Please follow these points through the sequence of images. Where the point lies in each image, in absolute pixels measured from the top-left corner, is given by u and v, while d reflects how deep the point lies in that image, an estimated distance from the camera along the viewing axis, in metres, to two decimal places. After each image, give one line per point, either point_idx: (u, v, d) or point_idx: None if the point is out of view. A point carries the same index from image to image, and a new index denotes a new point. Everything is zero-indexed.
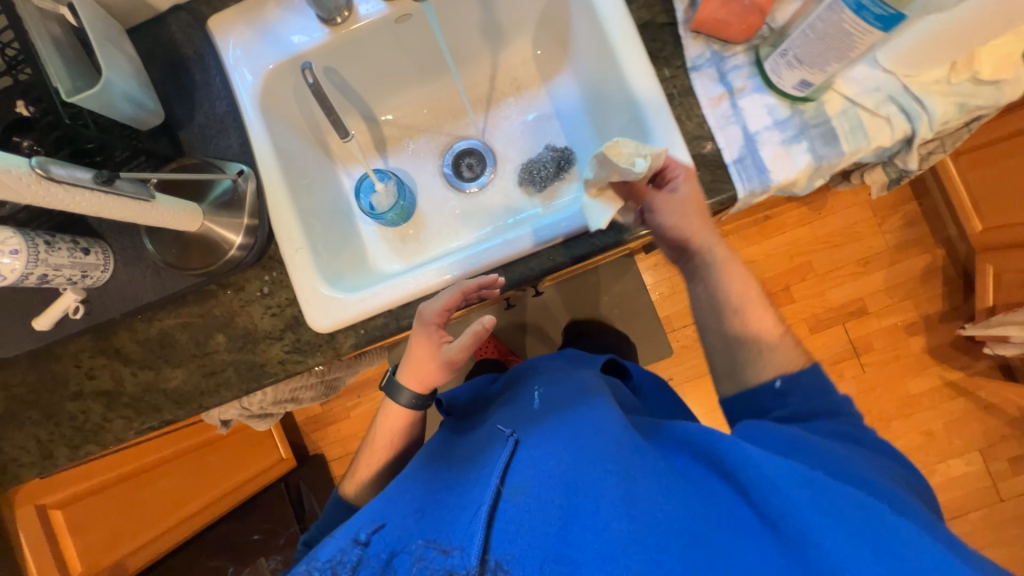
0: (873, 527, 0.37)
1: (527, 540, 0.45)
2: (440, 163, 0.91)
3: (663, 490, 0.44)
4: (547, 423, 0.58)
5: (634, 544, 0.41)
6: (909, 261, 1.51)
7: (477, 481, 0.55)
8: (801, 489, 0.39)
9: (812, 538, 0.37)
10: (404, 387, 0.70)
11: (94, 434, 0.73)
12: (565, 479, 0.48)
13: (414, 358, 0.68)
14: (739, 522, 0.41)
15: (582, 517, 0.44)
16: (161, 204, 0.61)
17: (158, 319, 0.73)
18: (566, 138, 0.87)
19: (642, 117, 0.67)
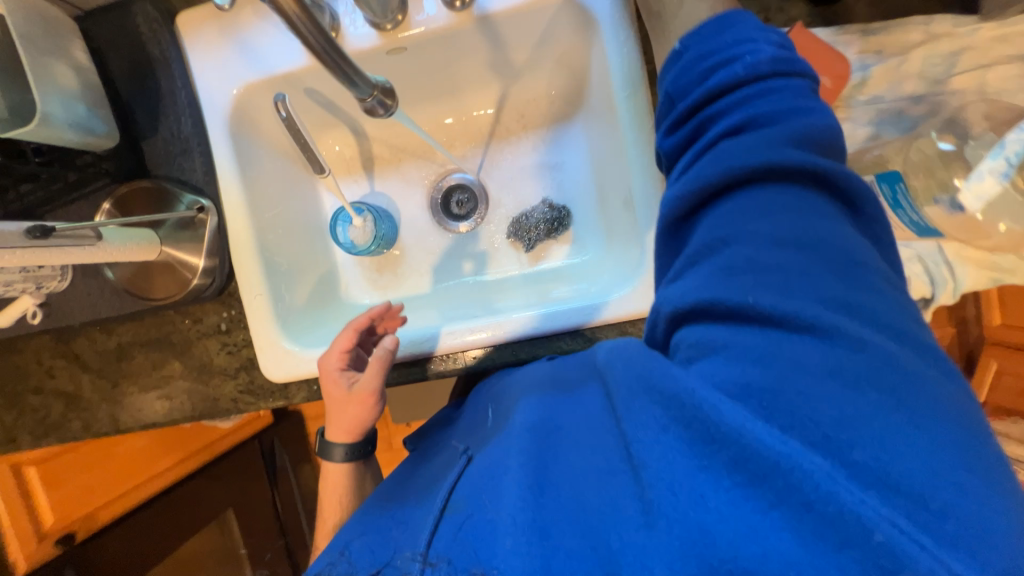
0: (732, 451, 0.31)
1: (450, 535, 0.39)
2: (430, 193, 0.83)
3: (568, 473, 0.39)
4: (496, 427, 0.52)
5: (537, 531, 0.36)
6: None
7: (426, 495, 0.48)
8: (656, 425, 0.35)
9: (657, 471, 0.34)
10: (337, 444, 0.65)
11: (54, 429, 0.75)
12: (485, 474, 0.42)
13: (335, 409, 0.63)
14: (615, 466, 0.38)
15: (487, 504, 0.39)
16: (110, 243, 0.58)
17: (117, 334, 0.72)
18: (567, 195, 0.79)
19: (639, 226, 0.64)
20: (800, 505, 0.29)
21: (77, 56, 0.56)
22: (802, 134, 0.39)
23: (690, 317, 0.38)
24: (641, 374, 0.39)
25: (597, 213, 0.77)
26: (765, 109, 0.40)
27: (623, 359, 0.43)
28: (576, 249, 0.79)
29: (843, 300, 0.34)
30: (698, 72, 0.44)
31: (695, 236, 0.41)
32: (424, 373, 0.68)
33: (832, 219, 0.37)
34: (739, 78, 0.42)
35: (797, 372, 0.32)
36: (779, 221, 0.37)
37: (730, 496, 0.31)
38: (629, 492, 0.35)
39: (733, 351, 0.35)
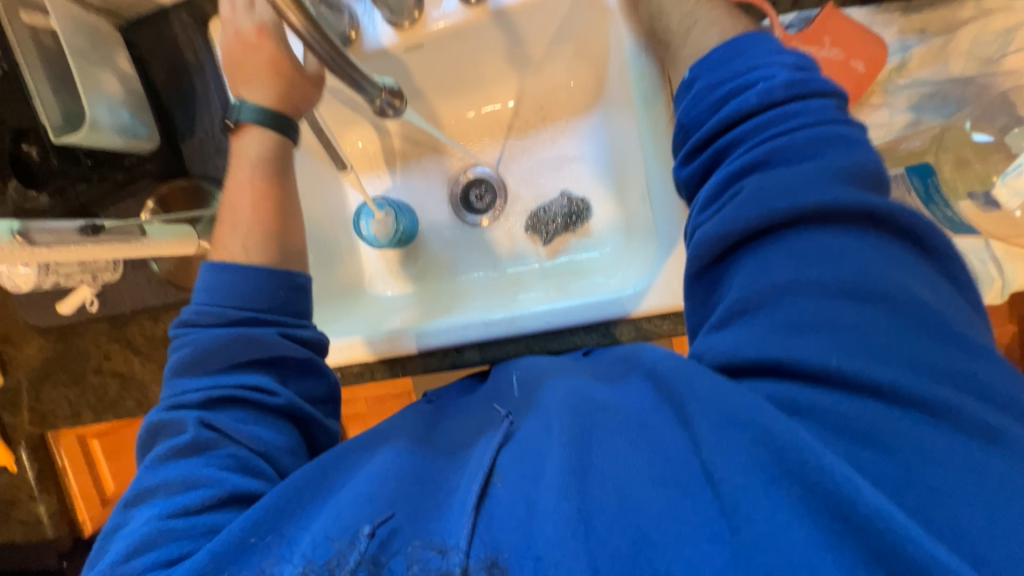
0: (819, 498, 0.34)
1: (493, 529, 0.41)
2: (449, 187, 0.85)
3: (623, 470, 0.41)
4: (535, 391, 0.53)
5: (582, 524, 0.38)
6: None
7: (463, 461, 0.49)
8: (758, 469, 0.36)
9: (747, 511, 0.35)
10: (245, 100, 0.59)
11: (112, 406, 0.83)
12: (534, 463, 0.44)
13: (241, 54, 0.57)
14: (681, 478, 0.39)
15: (539, 500, 0.41)
16: (154, 238, 0.62)
17: (162, 321, 0.78)
18: (585, 188, 0.79)
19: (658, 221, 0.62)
20: (885, 562, 0.31)
21: (121, 64, 0.60)
22: (854, 170, 0.40)
23: (746, 353, 0.41)
24: (728, 405, 0.39)
25: (616, 206, 0.76)
26: (798, 135, 0.42)
27: (686, 365, 0.45)
28: (594, 243, 0.78)
29: (914, 360, 0.37)
30: (707, 104, 0.47)
31: (741, 265, 0.43)
32: (438, 366, 0.68)
33: (899, 253, 0.39)
34: (753, 106, 0.44)
35: (879, 434, 0.35)
36: (835, 270, 0.39)
37: (817, 540, 0.33)
38: (705, 514, 0.37)
39: (792, 406, 0.38)
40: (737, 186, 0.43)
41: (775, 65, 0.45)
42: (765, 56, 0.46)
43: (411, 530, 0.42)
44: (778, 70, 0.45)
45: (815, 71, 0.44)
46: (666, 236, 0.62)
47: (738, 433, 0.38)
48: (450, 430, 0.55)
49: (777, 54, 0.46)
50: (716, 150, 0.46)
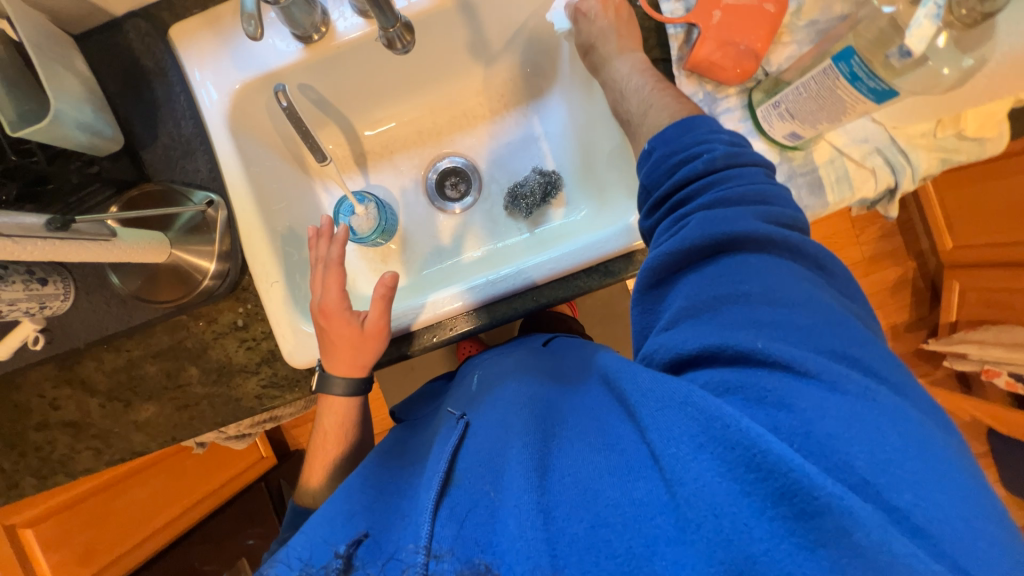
0: (743, 454, 0.34)
1: (454, 530, 0.41)
2: (424, 178, 0.87)
3: (578, 464, 0.43)
4: (491, 398, 0.58)
5: (541, 514, 0.39)
6: (881, 272, 1.56)
7: (419, 479, 0.50)
8: (690, 438, 0.37)
9: (681, 475, 0.36)
10: (336, 380, 0.65)
11: (62, 465, 0.71)
12: (495, 462, 0.46)
13: (343, 350, 0.64)
14: (631, 462, 0.40)
15: (500, 490, 0.43)
16: (124, 241, 0.58)
17: (126, 349, 0.70)
18: (554, 162, 0.85)
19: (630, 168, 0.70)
20: (795, 500, 0.32)
21: (78, 68, 0.58)
22: (754, 203, 0.48)
23: (685, 338, 0.45)
24: (666, 390, 0.41)
25: (582, 176, 0.83)
26: (732, 192, 0.48)
27: (625, 367, 0.49)
28: (569, 211, 0.83)
29: (827, 343, 0.40)
30: (664, 170, 0.53)
31: (683, 284, 0.48)
32: (452, 337, 0.69)
33: (787, 263, 0.46)
34: (701, 171, 0.51)
35: (781, 397, 0.37)
36: (762, 282, 0.44)
37: (736, 492, 0.34)
38: (655, 491, 0.37)
39: (723, 381, 0.41)
40: (686, 216, 0.50)
41: (715, 139, 0.52)
42: (707, 134, 0.53)
43: (374, 542, 0.45)
44: (718, 144, 0.52)
45: (747, 147, 0.51)
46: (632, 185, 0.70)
47: (673, 410, 0.39)
48: (421, 436, 0.65)
49: (716, 133, 0.53)
50: (674, 205, 0.52)
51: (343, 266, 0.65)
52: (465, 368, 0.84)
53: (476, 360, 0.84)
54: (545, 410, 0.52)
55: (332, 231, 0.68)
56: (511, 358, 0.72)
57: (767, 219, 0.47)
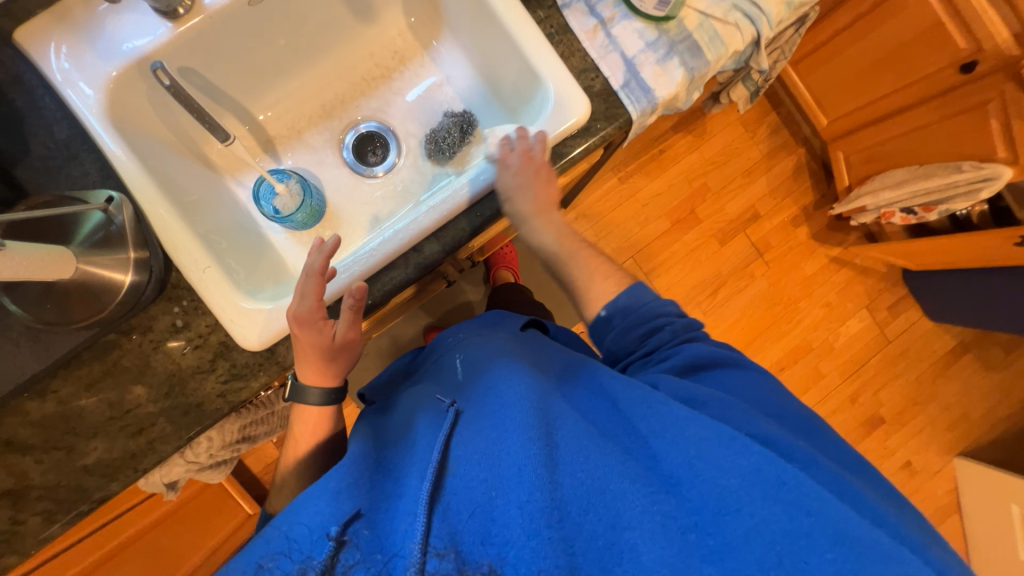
0: (800, 497, 0.40)
1: (450, 525, 0.41)
2: (340, 151, 0.86)
3: (598, 466, 0.44)
4: (483, 387, 0.56)
5: (555, 513, 0.40)
6: (780, 163, 1.73)
7: (405, 467, 0.48)
8: (740, 470, 0.42)
9: (737, 506, 0.40)
10: (311, 390, 0.64)
11: (6, 545, 0.61)
12: (494, 450, 0.45)
13: (315, 360, 0.63)
14: (657, 478, 0.44)
15: (501, 488, 0.42)
16: (17, 252, 0.51)
17: (54, 391, 0.62)
18: (463, 103, 0.87)
19: (545, 83, 0.69)
20: (854, 543, 0.38)
21: None
22: (713, 347, 0.61)
23: (700, 398, 0.53)
24: (710, 428, 0.46)
25: (492, 109, 0.84)
26: (694, 344, 0.62)
27: (644, 397, 0.52)
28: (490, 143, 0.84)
29: (809, 429, 0.53)
30: (637, 334, 0.64)
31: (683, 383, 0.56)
32: (409, 275, 0.68)
33: (754, 376, 0.58)
34: (668, 337, 0.63)
35: (796, 451, 0.46)
36: (747, 397, 0.55)
37: (794, 531, 0.38)
38: (682, 506, 0.41)
39: (756, 432, 0.47)
40: (677, 350, 0.61)
41: (670, 312, 0.65)
42: (660, 306, 0.65)
43: (367, 530, 0.42)
44: (673, 315, 0.65)
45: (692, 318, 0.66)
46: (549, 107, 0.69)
47: (722, 447, 0.44)
48: (396, 419, 0.62)
49: (666, 305, 0.66)
50: (646, 358, 0.63)
51: (324, 278, 0.61)
52: (437, 350, 0.81)
53: (446, 334, 0.84)
54: (542, 395, 0.52)
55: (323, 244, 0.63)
56: (495, 341, 0.70)
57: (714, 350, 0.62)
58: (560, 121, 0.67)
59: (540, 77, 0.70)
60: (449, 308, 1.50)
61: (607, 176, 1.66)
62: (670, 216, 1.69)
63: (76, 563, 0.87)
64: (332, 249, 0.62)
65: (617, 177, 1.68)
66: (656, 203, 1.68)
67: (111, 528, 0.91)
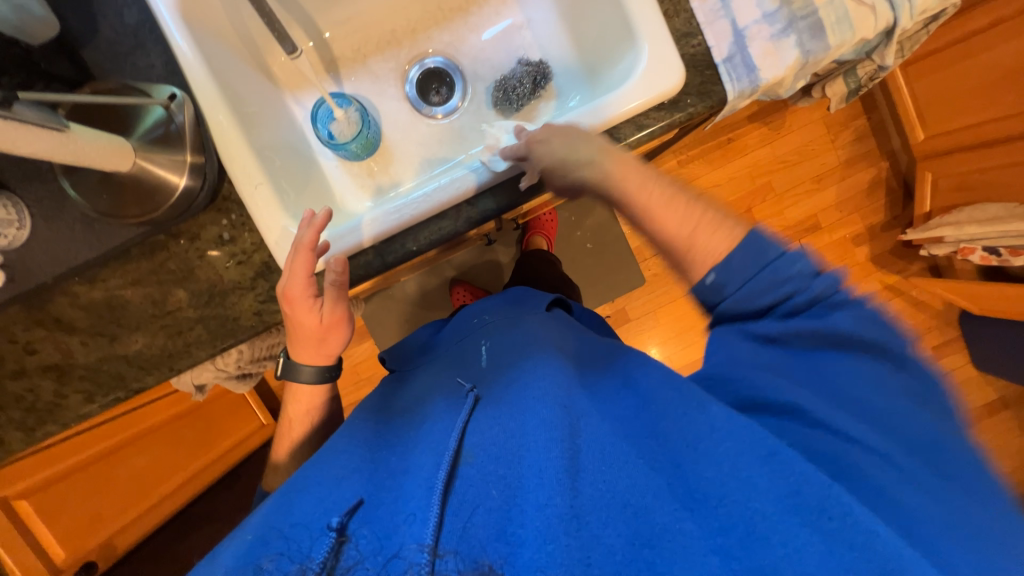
0: (842, 530, 0.36)
1: (462, 522, 0.41)
2: (402, 85, 0.81)
3: (619, 476, 0.42)
4: (506, 376, 0.56)
5: (574, 521, 0.39)
6: (856, 175, 1.60)
7: (415, 450, 0.51)
8: (774, 498, 0.38)
9: (767, 535, 0.37)
10: (303, 367, 0.64)
11: (48, 413, 0.65)
12: (514, 451, 0.46)
13: (308, 342, 0.62)
14: (683, 491, 0.41)
15: (517, 491, 0.43)
16: (80, 137, 0.51)
17: (103, 281, 0.64)
18: (541, 52, 0.80)
19: (638, 44, 0.63)
20: None
21: None
22: (862, 315, 0.46)
23: (766, 389, 0.45)
24: (750, 437, 0.41)
25: (571, 64, 0.78)
26: (833, 309, 0.46)
27: (675, 397, 0.47)
28: (562, 101, 0.78)
29: (925, 438, 0.43)
30: (762, 300, 0.48)
31: (782, 376, 0.46)
32: (458, 229, 0.65)
33: (883, 366, 0.46)
34: (802, 304, 0.47)
35: (871, 477, 0.40)
36: (866, 390, 0.45)
37: (834, 566, 0.35)
38: (705, 526, 0.38)
39: (810, 448, 0.41)
40: (816, 316, 0.47)
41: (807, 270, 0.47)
42: (789, 261, 0.47)
43: (369, 514, 0.45)
44: (808, 274, 0.47)
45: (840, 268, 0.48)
46: (634, 73, 0.63)
47: (760, 465, 0.40)
48: (407, 394, 0.64)
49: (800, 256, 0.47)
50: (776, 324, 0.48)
51: (313, 253, 0.58)
52: (462, 325, 0.79)
53: (475, 309, 0.82)
54: (568, 389, 0.51)
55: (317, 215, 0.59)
56: (528, 323, 0.67)
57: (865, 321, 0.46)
58: (647, 90, 0.61)
59: (635, 36, 0.63)
60: (478, 266, 1.49)
61: (666, 157, 1.56)
62: None
63: (106, 441, 0.92)
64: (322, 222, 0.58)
65: (676, 160, 1.57)
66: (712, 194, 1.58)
67: (127, 419, 0.94)
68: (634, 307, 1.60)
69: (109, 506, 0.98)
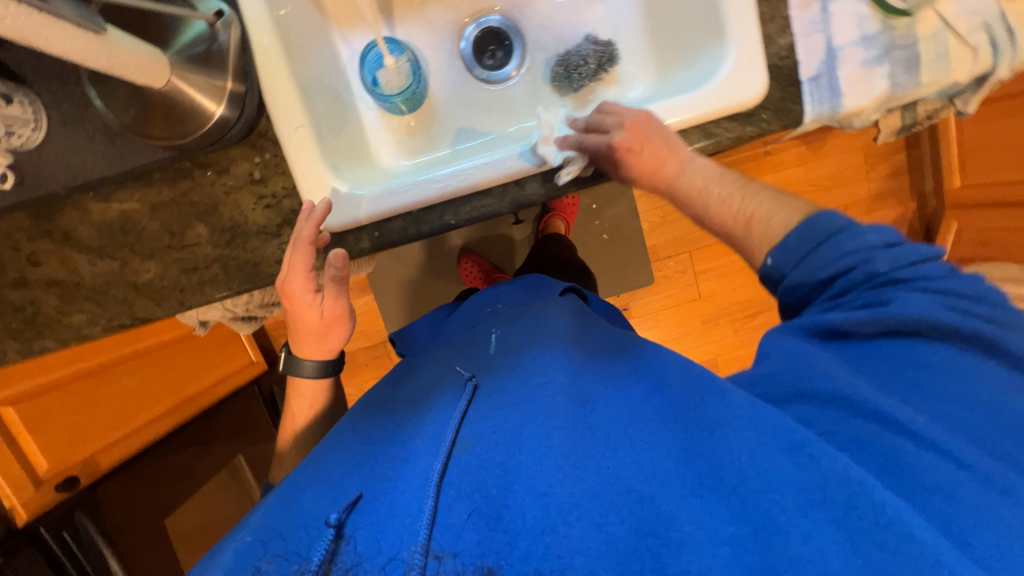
0: (871, 527, 0.36)
1: (461, 514, 0.38)
2: (458, 42, 0.76)
3: (626, 462, 0.41)
4: (507, 366, 0.54)
5: (574, 510, 0.38)
6: (881, 211, 1.57)
7: (413, 435, 0.48)
8: (795, 492, 0.38)
9: (786, 528, 0.36)
10: (305, 362, 0.63)
11: (48, 329, 0.62)
12: (512, 434, 0.44)
13: (309, 335, 0.61)
14: (697, 480, 0.40)
15: (514, 477, 0.41)
16: (117, 42, 0.46)
17: (119, 200, 0.60)
18: (613, 30, 0.74)
19: (726, 44, 0.59)
20: None
21: None
22: (928, 286, 0.45)
23: (812, 372, 0.45)
24: (776, 431, 0.41)
25: (641, 51, 0.73)
26: (896, 286, 0.46)
27: (695, 400, 0.47)
28: (625, 88, 0.74)
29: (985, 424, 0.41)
30: (817, 281, 0.49)
31: (849, 361, 0.46)
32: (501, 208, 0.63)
33: (953, 348, 0.44)
34: (865, 280, 0.47)
35: (917, 470, 0.38)
36: (927, 368, 0.43)
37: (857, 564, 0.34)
38: (715, 514, 0.38)
39: (837, 434, 0.42)
40: (882, 299, 0.45)
41: (868, 244, 0.47)
42: (850, 240, 0.47)
43: (366, 513, 0.41)
44: (873, 248, 0.47)
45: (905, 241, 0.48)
46: (714, 76, 0.59)
47: (783, 456, 0.40)
48: (409, 386, 0.60)
49: (862, 234, 0.48)
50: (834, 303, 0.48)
51: (312, 248, 0.56)
52: (472, 313, 0.76)
53: (484, 297, 0.79)
54: (574, 379, 0.50)
55: (318, 207, 0.57)
56: (549, 311, 0.64)
57: (943, 303, 0.45)
58: (726, 96, 0.58)
59: (724, 34, 0.59)
60: (490, 240, 1.45)
61: None
62: None
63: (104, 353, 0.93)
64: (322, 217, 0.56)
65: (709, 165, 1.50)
66: None
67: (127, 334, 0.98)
68: (638, 305, 1.59)
69: (101, 423, 0.92)
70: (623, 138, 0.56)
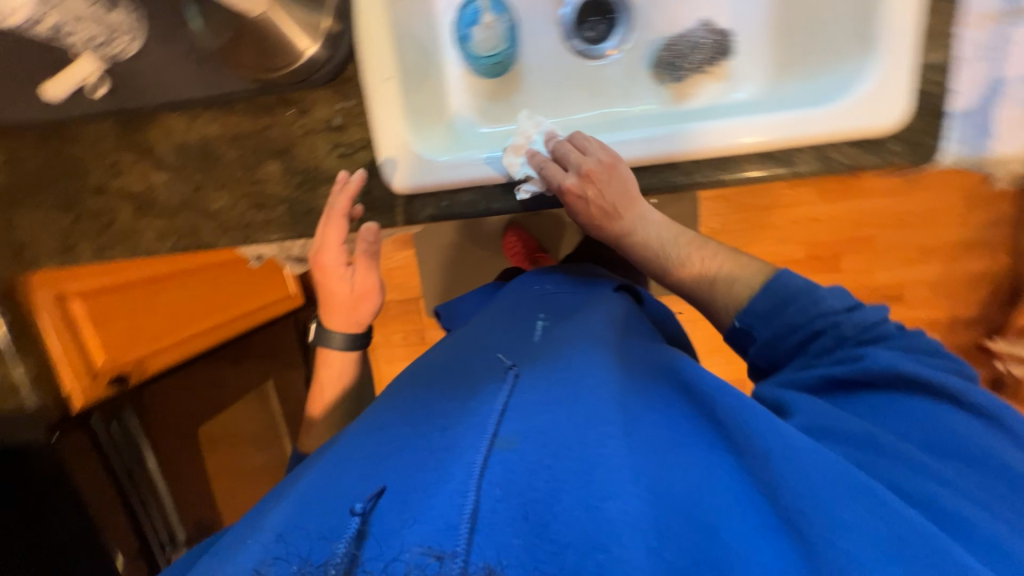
0: None
1: (505, 514, 0.34)
2: (558, 5, 0.69)
3: (679, 485, 0.37)
4: (552, 360, 0.51)
5: (631, 530, 0.33)
6: (967, 262, 1.35)
7: (452, 422, 0.44)
8: (865, 537, 0.33)
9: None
10: (336, 336, 0.66)
11: (122, 239, 0.64)
12: (561, 435, 0.40)
13: (341, 307, 0.65)
14: (757, 521, 0.36)
15: (564, 483, 0.36)
16: None
17: (200, 125, 0.60)
18: (735, 17, 0.66)
19: (870, 60, 0.54)
20: None
21: None
22: (913, 349, 0.46)
23: (841, 429, 0.41)
24: (835, 471, 0.37)
25: (762, 48, 0.66)
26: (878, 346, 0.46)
27: (748, 419, 0.42)
28: (732, 87, 0.67)
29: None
30: (790, 342, 0.50)
31: (861, 414, 0.44)
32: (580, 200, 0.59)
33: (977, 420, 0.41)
34: (836, 343, 0.48)
35: (981, 528, 0.34)
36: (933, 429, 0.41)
37: None
38: (782, 557, 0.33)
39: (887, 480, 0.37)
40: (859, 355, 0.46)
41: (838, 300, 0.49)
42: (814, 301, 0.49)
43: (393, 505, 0.36)
44: (839, 312, 0.48)
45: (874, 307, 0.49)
46: (848, 93, 0.54)
47: (852, 500, 0.35)
48: (437, 358, 0.62)
49: (836, 297, 0.49)
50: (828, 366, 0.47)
51: (345, 221, 0.59)
52: (518, 290, 0.73)
53: (532, 280, 0.75)
54: (625, 390, 0.46)
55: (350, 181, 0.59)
56: (597, 313, 0.61)
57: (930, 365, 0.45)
58: (852, 117, 0.53)
59: (873, 49, 0.53)
60: None
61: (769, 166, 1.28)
62: (806, 249, 1.35)
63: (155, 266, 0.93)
64: (356, 189, 0.58)
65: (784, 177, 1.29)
66: (804, 227, 1.34)
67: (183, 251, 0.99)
68: None
69: (147, 331, 0.95)
70: (574, 187, 0.56)
